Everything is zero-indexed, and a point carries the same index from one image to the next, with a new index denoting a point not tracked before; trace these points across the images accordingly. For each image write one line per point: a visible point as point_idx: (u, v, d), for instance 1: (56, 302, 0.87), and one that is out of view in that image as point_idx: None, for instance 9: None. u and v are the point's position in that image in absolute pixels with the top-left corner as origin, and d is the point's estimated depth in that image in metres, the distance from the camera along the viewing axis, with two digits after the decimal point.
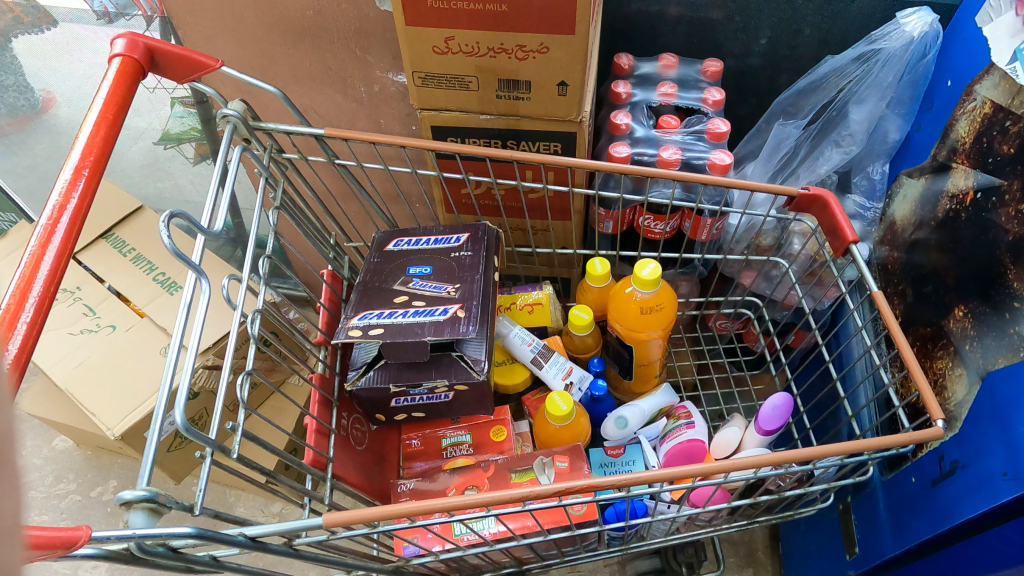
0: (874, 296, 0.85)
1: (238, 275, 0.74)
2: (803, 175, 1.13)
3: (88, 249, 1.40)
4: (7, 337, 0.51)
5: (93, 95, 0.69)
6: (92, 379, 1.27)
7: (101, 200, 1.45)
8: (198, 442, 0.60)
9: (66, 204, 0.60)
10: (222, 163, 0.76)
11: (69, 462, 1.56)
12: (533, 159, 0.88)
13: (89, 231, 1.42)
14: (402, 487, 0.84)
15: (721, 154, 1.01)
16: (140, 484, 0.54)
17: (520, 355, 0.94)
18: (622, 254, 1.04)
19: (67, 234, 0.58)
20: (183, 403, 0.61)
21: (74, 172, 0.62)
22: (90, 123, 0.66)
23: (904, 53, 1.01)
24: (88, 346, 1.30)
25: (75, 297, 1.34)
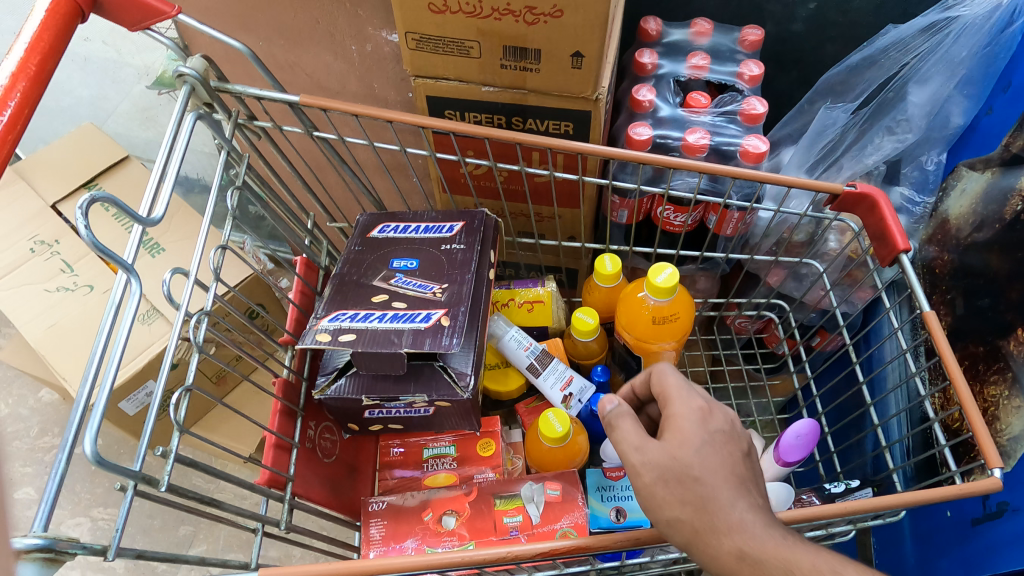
0: (924, 316, 0.71)
1: (184, 269, 0.64)
2: (847, 165, 0.98)
3: (67, 200, 1.27)
4: None
5: (13, 40, 0.58)
6: (65, 343, 1.17)
7: (86, 147, 1.32)
8: (115, 475, 0.51)
9: None
10: (172, 136, 0.65)
11: (56, 416, 1.50)
12: (539, 142, 0.77)
13: (71, 180, 1.29)
14: (374, 505, 0.75)
15: (755, 139, 0.86)
16: (35, 529, 0.48)
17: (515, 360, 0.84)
18: (635, 248, 0.92)
19: None
20: (98, 425, 0.52)
21: None
22: (7, 74, 0.54)
23: (985, 23, 0.84)
24: (63, 305, 1.19)
25: (53, 251, 1.22)
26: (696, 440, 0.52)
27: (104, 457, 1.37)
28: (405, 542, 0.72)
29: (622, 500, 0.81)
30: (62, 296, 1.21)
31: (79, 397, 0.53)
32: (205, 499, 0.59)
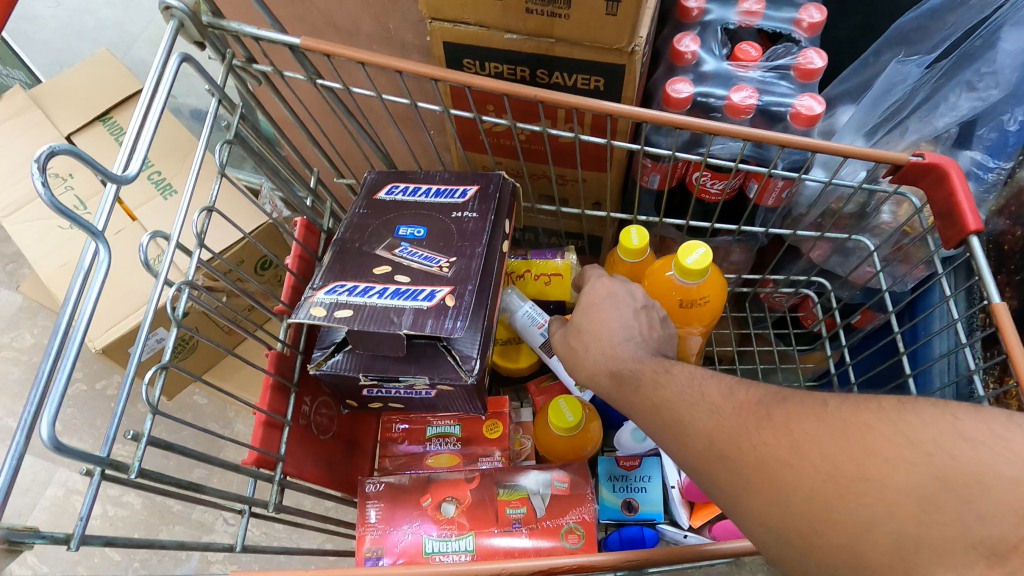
0: (995, 309, 0.61)
1: (163, 232, 0.60)
2: (913, 128, 0.82)
3: (81, 132, 1.17)
4: None
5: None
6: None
7: (105, 74, 1.22)
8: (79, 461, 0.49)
9: None
10: (155, 80, 0.61)
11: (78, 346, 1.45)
12: (565, 101, 0.68)
13: (84, 111, 1.18)
14: (370, 487, 0.71)
15: (808, 99, 0.75)
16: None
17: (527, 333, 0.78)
18: (666, 218, 0.84)
19: None
20: (59, 406, 0.49)
21: None
22: None
23: None
24: (76, 244, 1.12)
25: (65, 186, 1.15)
26: (667, 378, 0.54)
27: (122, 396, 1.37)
28: (403, 529, 0.68)
29: (636, 491, 0.77)
30: (73, 235, 1.13)
31: (40, 372, 0.49)
32: (186, 483, 0.56)
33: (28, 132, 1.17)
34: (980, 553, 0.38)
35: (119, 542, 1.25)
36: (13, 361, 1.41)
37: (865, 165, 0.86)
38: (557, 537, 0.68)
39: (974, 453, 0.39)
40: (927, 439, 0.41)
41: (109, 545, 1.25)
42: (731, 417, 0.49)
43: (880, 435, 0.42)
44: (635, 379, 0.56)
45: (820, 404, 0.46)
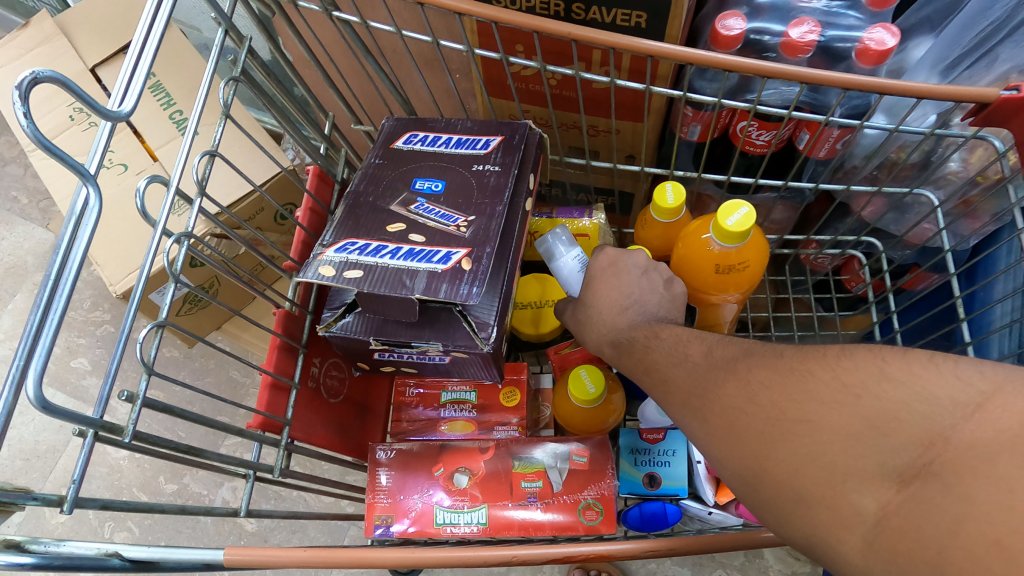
0: None
1: (162, 177, 0.57)
2: (1005, 56, 0.68)
3: (105, 65, 1.09)
4: None
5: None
6: (99, 226, 1.05)
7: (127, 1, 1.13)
8: (67, 421, 0.47)
9: None
10: (153, 7, 0.57)
11: (105, 289, 1.44)
12: (601, 41, 0.61)
13: (115, 40, 1.09)
14: (381, 454, 0.68)
15: (882, 31, 0.65)
16: None
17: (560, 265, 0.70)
18: (704, 172, 0.78)
19: None
20: (45, 361, 0.47)
21: None
22: None
23: None
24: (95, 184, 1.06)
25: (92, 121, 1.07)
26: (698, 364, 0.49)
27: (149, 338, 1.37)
28: (413, 497, 0.66)
29: (659, 466, 0.73)
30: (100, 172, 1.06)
31: (28, 326, 0.46)
32: (186, 448, 0.54)
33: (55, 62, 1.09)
34: (891, 478, 0.36)
35: (146, 484, 1.26)
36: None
37: (937, 108, 0.76)
38: (574, 513, 0.65)
39: (898, 391, 0.38)
40: (858, 381, 0.39)
41: (137, 484, 1.26)
42: (673, 361, 0.49)
43: (820, 381, 0.41)
44: (631, 345, 0.56)
45: (804, 355, 0.43)
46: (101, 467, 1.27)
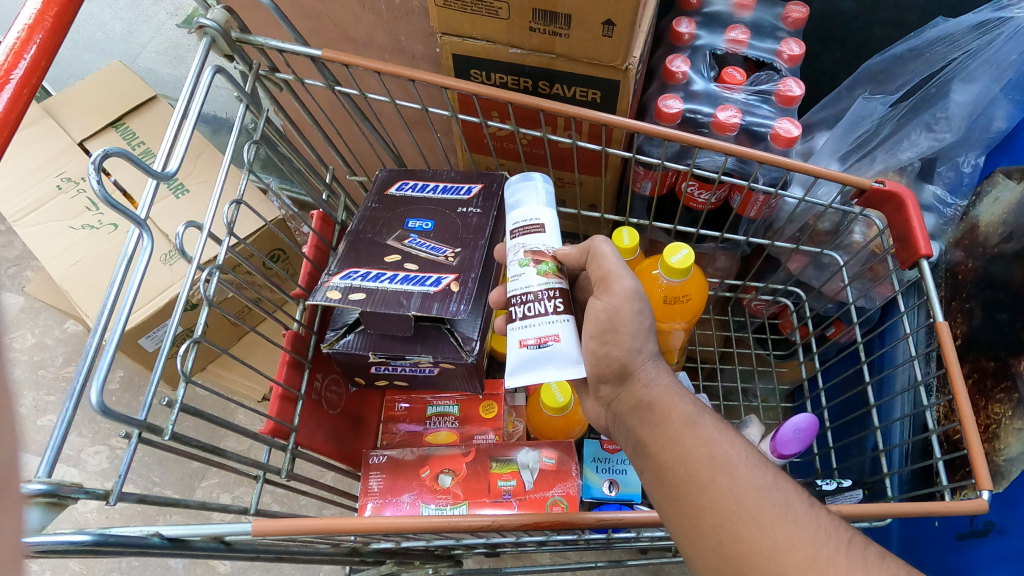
0: (937, 328, 0.69)
1: (197, 223, 0.65)
2: (880, 158, 0.92)
3: (94, 138, 1.21)
4: None
5: (8, 28, 0.50)
6: (93, 279, 1.11)
7: (117, 86, 1.26)
8: (122, 424, 0.52)
9: (8, 77, 0.47)
10: (189, 91, 0.65)
11: (79, 346, 1.48)
12: (564, 111, 0.75)
13: (99, 118, 1.22)
14: (375, 459, 0.77)
15: (787, 123, 0.82)
16: (39, 474, 0.48)
17: (528, 208, 0.65)
18: (653, 222, 0.91)
19: (10, 108, 0.46)
20: (104, 375, 0.53)
21: (16, 52, 0.48)
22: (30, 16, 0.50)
23: None
24: (88, 243, 1.14)
25: (79, 188, 1.16)
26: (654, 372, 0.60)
27: (125, 390, 1.40)
28: (403, 498, 0.74)
29: (617, 473, 0.82)
30: (89, 234, 1.15)
31: (88, 346, 0.53)
32: (210, 447, 0.60)
33: (44, 138, 1.19)
34: None
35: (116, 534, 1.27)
36: (15, 359, 1.44)
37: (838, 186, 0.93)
38: (543, 508, 0.74)
39: None
40: None
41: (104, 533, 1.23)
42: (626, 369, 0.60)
43: None
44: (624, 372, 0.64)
45: None
46: (67, 520, 1.27)
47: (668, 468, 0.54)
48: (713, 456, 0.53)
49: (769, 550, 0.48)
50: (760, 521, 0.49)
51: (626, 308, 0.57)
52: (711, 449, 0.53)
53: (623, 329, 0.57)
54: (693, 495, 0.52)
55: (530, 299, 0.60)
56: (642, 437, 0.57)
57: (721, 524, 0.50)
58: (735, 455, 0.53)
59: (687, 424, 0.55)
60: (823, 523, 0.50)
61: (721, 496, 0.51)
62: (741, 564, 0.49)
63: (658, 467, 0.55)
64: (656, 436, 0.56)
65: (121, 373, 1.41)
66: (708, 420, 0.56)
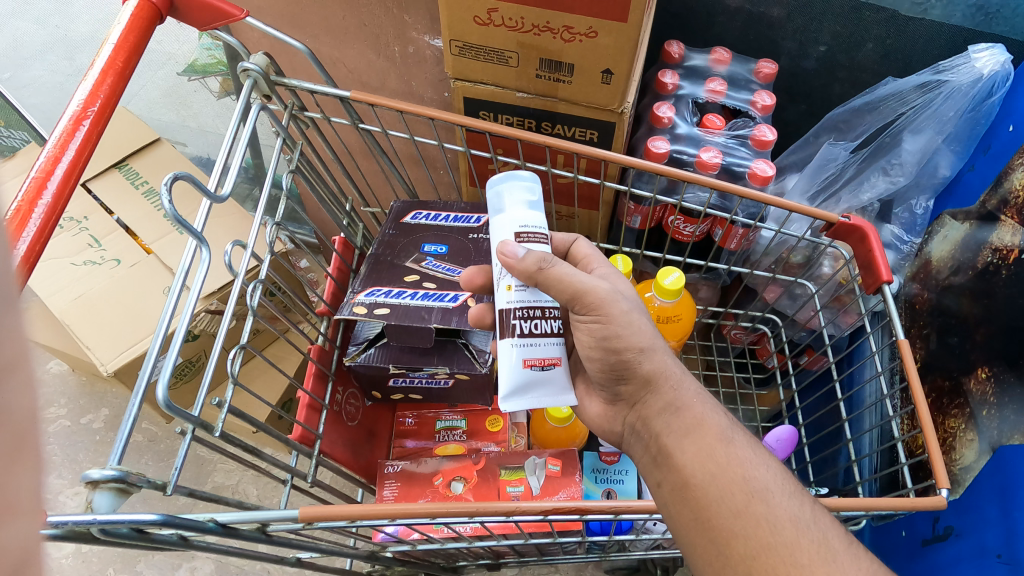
0: (899, 344, 0.77)
1: (242, 241, 0.68)
2: (845, 199, 1.02)
3: (97, 178, 1.20)
4: (28, 218, 0.51)
5: (86, 72, 0.60)
6: (91, 312, 1.10)
7: (113, 124, 1.25)
8: (180, 419, 0.54)
9: (85, 114, 0.57)
10: (235, 125, 0.71)
11: (63, 386, 1.37)
12: (567, 147, 0.84)
13: (101, 159, 1.22)
14: (390, 468, 0.81)
15: (763, 163, 0.92)
16: (110, 461, 0.48)
17: (517, 212, 0.66)
18: (643, 251, 1.00)
19: (88, 137, 0.57)
20: (169, 376, 0.56)
21: (95, 88, 0.59)
22: (98, 69, 0.60)
23: (970, 90, 0.90)
24: (89, 279, 1.12)
25: (80, 226, 1.15)
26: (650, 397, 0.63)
27: (110, 428, 1.33)
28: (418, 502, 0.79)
29: (614, 483, 0.88)
30: (90, 270, 1.13)
31: (153, 346, 0.57)
32: (248, 447, 0.62)
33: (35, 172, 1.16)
34: None
35: None
36: None
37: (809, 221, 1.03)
38: None
39: None
40: None
41: None
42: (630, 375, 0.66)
43: None
44: None
45: None
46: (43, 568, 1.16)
47: (701, 491, 0.57)
48: (751, 484, 0.56)
49: None
50: (800, 562, 0.51)
51: (616, 308, 0.62)
52: (748, 476, 0.56)
53: (625, 331, 0.62)
54: (726, 521, 0.55)
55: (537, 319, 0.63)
56: (671, 455, 0.60)
57: (757, 559, 0.53)
58: (772, 485, 0.56)
59: (721, 440, 0.59)
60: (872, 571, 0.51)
61: (756, 527, 0.54)
62: None
63: (685, 479, 0.59)
64: (688, 455, 0.59)
65: (106, 413, 1.34)
66: (741, 439, 0.60)
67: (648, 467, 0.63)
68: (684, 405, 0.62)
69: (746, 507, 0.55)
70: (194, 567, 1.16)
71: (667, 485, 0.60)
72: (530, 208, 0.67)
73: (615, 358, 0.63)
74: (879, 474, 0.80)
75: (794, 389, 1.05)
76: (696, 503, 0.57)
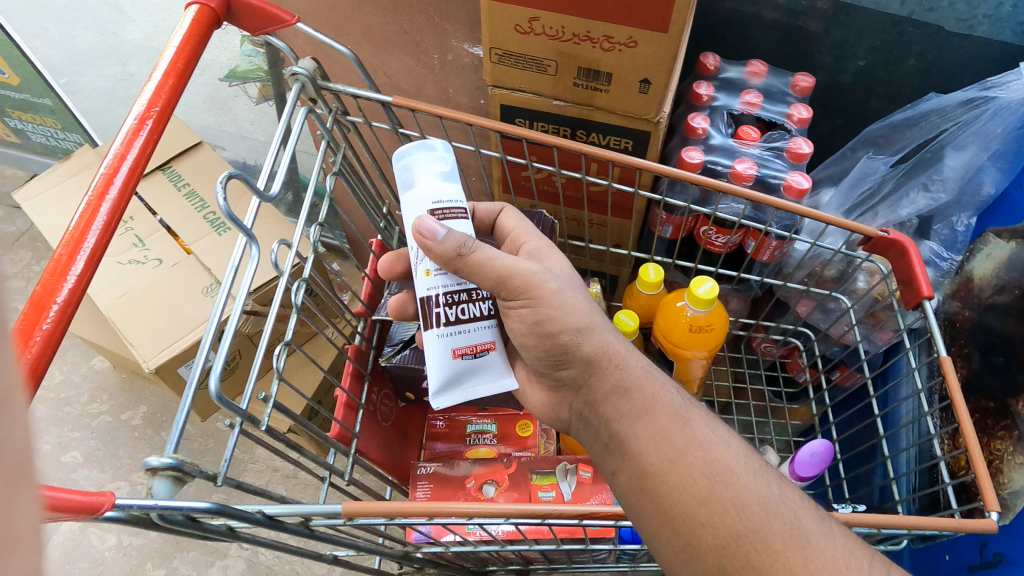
0: (941, 361, 0.76)
1: (288, 241, 0.71)
2: (882, 213, 1.01)
3: (144, 180, 1.24)
4: (96, 209, 0.53)
5: (149, 74, 0.62)
6: (133, 310, 1.12)
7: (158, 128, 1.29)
8: (229, 412, 0.56)
9: (149, 112, 0.60)
10: (284, 127, 0.72)
11: (105, 382, 1.40)
12: (603, 156, 0.85)
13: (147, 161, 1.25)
14: (422, 470, 0.82)
15: (798, 175, 0.92)
16: (167, 449, 0.50)
17: (431, 184, 0.66)
18: (674, 261, 1.00)
19: (151, 135, 0.59)
20: (220, 370, 0.57)
21: (158, 89, 0.61)
22: (160, 71, 0.63)
23: (1018, 107, 0.89)
24: (131, 277, 1.15)
25: (125, 226, 1.19)
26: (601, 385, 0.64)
27: (147, 425, 1.35)
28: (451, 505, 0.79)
29: None
30: (133, 268, 1.16)
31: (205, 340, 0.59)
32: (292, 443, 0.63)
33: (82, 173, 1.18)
34: None
35: None
36: None
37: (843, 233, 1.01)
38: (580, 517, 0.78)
39: None
40: None
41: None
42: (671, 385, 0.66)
43: None
44: None
45: None
46: (81, 561, 1.18)
47: (662, 479, 0.59)
48: (715, 467, 0.58)
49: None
50: (771, 546, 0.54)
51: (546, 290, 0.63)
52: (710, 459, 0.59)
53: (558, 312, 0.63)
54: (692, 510, 0.57)
55: (463, 305, 0.64)
56: (627, 442, 0.62)
57: (727, 546, 0.55)
58: (735, 466, 0.58)
59: (676, 422, 0.61)
60: (836, 545, 0.55)
61: (723, 513, 0.56)
62: None
63: (644, 466, 0.61)
64: (642, 441, 0.61)
65: (144, 410, 1.37)
66: (695, 419, 0.62)
67: (602, 453, 0.65)
68: (632, 386, 0.64)
69: (709, 492, 0.57)
70: (227, 565, 1.17)
71: (625, 472, 0.62)
72: (444, 178, 0.67)
73: (551, 342, 0.64)
74: (920, 493, 0.78)
75: (828, 403, 1.03)
76: (659, 490, 0.59)
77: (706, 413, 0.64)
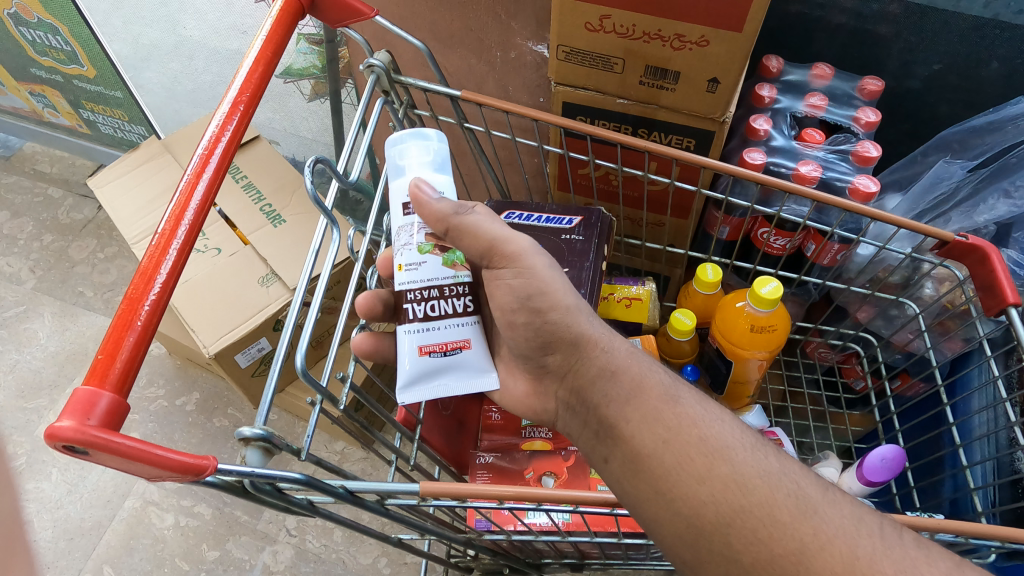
0: None
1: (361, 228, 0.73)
2: (955, 219, 0.99)
3: None
4: (192, 188, 0.55)
5: (240, 62, 0.65)
6: (193, 297, 1.15)
7: None
8: (311, 389, 0.57)
9: (234, 98, 0.62)
10: (358, 117, 0.74)
11: (161, 367, 1.44)
12: (668, 154, 0.85)
13: None
14: (481, 459, 0.84)
15: (865, 179, 0.91)
16: (257, 420, 0.52)
17: (422, 173, 0.67)
18: (732, 261, 1.00)
19: (240, 120, 0.61)
20: (303, 349, 0.59)
21: (247, 77, 0.63)
22: (250, 59, 0.65)
23: None
24: (191, 265, 1.18)
25: None
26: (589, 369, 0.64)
27: (200, 411, 1.38)
28: None
29: None
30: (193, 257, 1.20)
31: (289, 320, 0.61)
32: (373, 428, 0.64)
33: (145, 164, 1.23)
34: None
35: None
36: None
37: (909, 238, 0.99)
38: None
39: None
40: None
41: (178, 555, 1.20)
42: None
43: None
44: None
45: None
46: (145, 538, 1.22)
47: (655, 460, 0.58)
48: (710, 444, 0.57)
49: (795, 547, 0.52)
50: (779, 519, 0.53)
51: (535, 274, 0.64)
52: (705, 437, 0.58)
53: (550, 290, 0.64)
54: (691, 489, 0.56)
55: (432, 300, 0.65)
56: (617, 426, 0.61)
57: (730, 523, 0.54)
58: (732, 443, 0.58)
59: (666, 400, 0.61)
60: (846, 513, 0.54)
61: (724, 488, 0.55)
62: (757, 563, 0.53)
63: (637, 450, 0.60)
64: (633, 424, 0.60)
65: (197, 396, 1.40)
66: (685, 397, 0.61)
67: (592, 442, 0.64)
68: (620, 368, 0.64)
69: (708, 470, 0.56)
70: (277, 551, 1.20)
71: (617, 459, 0.61)
72: (436, 169, 0.68)
73: (539, 321, 0.65)
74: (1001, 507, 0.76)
75: (892, 412, 1.01)
76: (656, 473, 0.58)
77: (695, 392, 0.64)
